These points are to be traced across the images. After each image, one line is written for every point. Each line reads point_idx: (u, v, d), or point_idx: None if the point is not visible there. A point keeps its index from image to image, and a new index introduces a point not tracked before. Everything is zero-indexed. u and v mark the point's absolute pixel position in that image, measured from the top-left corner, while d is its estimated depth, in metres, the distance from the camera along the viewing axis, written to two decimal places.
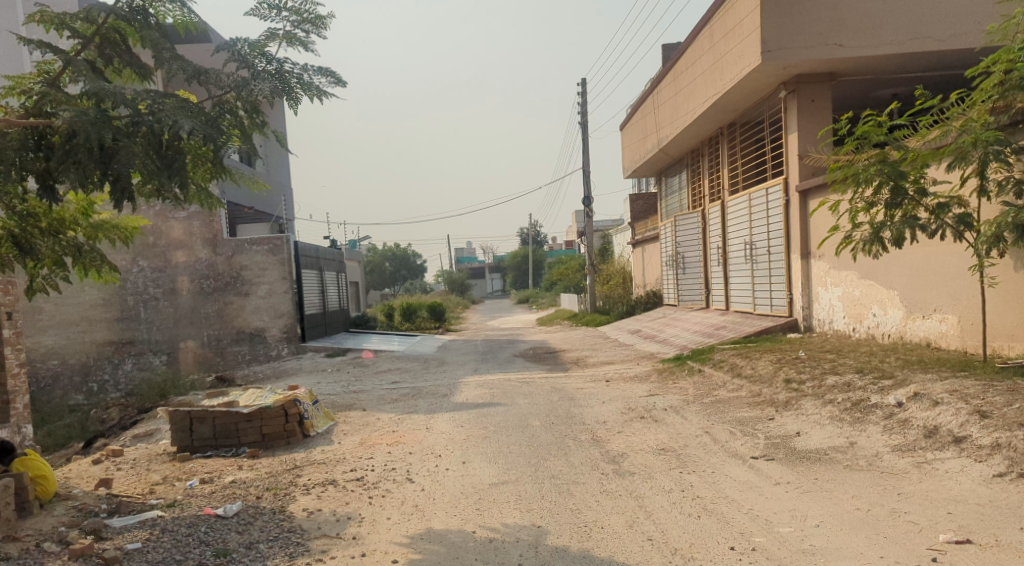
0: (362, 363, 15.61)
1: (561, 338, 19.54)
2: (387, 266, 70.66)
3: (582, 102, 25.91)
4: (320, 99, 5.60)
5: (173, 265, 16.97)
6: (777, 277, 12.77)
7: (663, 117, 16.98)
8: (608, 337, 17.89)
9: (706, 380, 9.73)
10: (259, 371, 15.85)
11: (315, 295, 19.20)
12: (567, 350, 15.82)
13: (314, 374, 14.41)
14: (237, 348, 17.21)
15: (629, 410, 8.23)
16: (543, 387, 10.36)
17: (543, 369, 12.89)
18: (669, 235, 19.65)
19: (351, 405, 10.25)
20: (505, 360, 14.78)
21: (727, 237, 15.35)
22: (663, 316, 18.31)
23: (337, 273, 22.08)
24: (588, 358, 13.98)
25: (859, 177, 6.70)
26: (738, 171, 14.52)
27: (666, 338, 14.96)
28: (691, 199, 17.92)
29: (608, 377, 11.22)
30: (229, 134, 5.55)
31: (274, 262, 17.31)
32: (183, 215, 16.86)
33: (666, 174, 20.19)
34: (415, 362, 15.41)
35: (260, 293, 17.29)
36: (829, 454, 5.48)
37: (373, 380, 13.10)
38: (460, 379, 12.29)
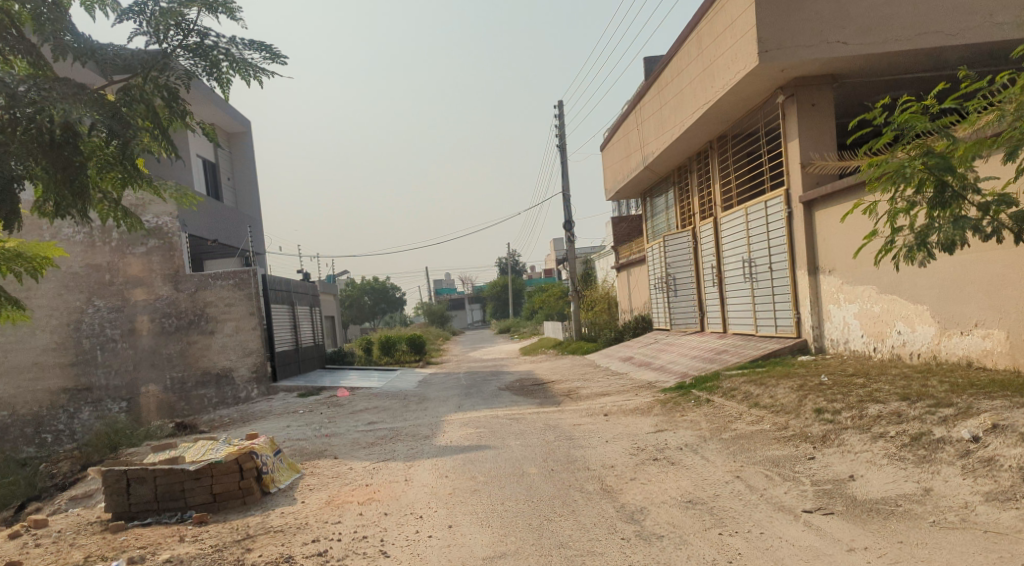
0: (337, 402, 14.40)
1: (548, 368, 18.47)
2: (364, 299, 69.06)
3: (561, 124, 25.16)
4: (242, 75, 5.76)
5: (132, 304, 15.44)
6: (781, 295, 11.84)
7: (647, 132, 16.14)
8: (599, 365, 16.84)
9: (721, 411, 8.66)
10: (224, 414, 14.53)
11: (286, 331, 17.89)
12: (558, 381, 14.69)
13: (285, 416, 13.17)
14: (203, 391, 15.61)
15: (638, 451, 7.15)
16: (536, 424, 9.25)
17: (533, 403, 11.75)
18: (657, 257, 18.77)
19: (321, 453, 9.06)
20: (492, 394, 13.62)
21: (721, 255, 14.46)
22: (656, 341, 17.32)
23: (310, 307, 20.88)
24: (583, 389, 12.86)
25: (905, 172, 5.77)
26: (731, 186, 13.67)
27: (662, 365, 13.94)
28: (679, 218, 17.10)
29: (608, 411, 10.10)
30: (137, 123, 5.50)
31: (240, 297, 15.73)
32: (142, 250, 15.40)
33: (651, 194, 19.42)
34: (395, 399, 14.22)
35: (226, 331, 15.69)
36: (902, 505, 4.55)
37: (347, 421, 11.87)
38: (443, 417, 11.13)
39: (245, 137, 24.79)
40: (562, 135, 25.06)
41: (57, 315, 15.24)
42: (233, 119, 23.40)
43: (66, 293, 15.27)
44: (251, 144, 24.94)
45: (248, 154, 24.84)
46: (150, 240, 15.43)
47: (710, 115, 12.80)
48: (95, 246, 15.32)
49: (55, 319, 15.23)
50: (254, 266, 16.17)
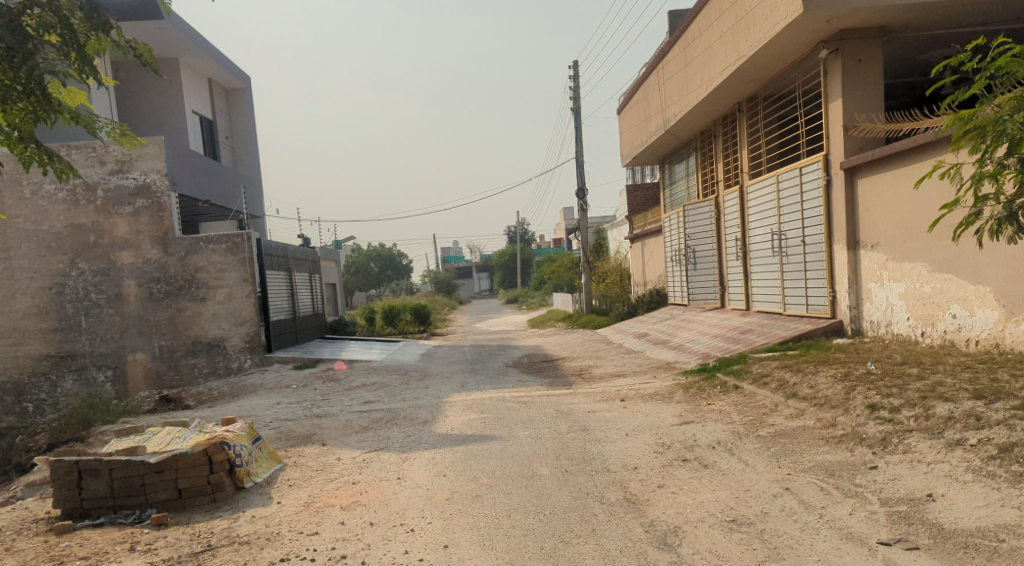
0: (333, 377, 13.57)
1: (557, 343, 17.61)
2: (371, 266, 68.22)
3: (576, 86, 23.98)
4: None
5: (118, 268, 14.65)
6: (815, 271, 10.86)
7: (670, 93, 15.01)
8: (611, 342, 15.96)
9: (754, 402, 7.74)
10: (214, 386, 13.77)
11: (283, 299, 17.05)
12: (569, 359, 13.81)
13: (275, 391, 12.35)
14: (193, 360, 14.92)
15: (664, 447, 6.27)
16: (547, 410, 8.38)
17: (542, 384, 10.87)
18: (675, 227, 17.76)
19: (309, 437, 8.24)
20: (498, 372, 12.75)
21: (747, 227, 13.44)
22: (672, 317, 16.39)
23: (310, 275, 20.02)
24: (595, 369, 11.98)
25: (1003, 127, 4.71)
26: (762, 151, 12.60)
27: (681, 343, 13.04)
28: (701, 186, 16.03)
29: (625, 396, 9.21)
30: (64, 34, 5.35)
31: (233, 263, 15.02)
32: (128, 210, 14.61)
33: (671, 160, 18.34)
34: (395, 375, 13.38)
35: (218, 298, 14.98)
36: (1006, 542, 3.64)
37: (340, 399, 11.04)
38: (444, 397, 10.29)
39: (244, 95, 23.74)
40: (576, 98, 23.90)
41: (38, 278, 14.44)
42: (231, 75, 22.32)
43: (47, 255, 14.44)
44: (251, 102, 23.90)
45: (247, 113, 23.82)
46: (138, 200, 14.60)
47: (742, 73, 11.68)
48: (78, 205, 14.48)
49: (35, 282, 14.44)
50: (247, 229, 15.39)
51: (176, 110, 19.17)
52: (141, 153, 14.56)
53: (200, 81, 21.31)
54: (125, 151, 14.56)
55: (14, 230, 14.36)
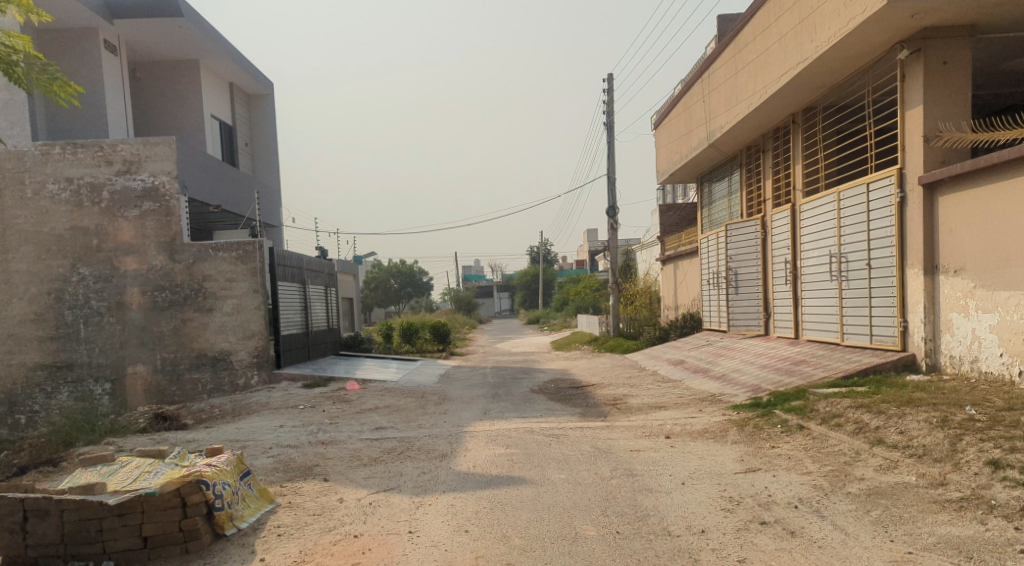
0: (344, 397, 12.57)
1: (584, 367, 16.53)
2: (391, 282, 67.54)
3: (609, 100, 23.09)
4: None
5: (122, 274, 13.93)
6: (882, 298, 9.72)
7: (717, 103, 14.02)
8: (643, 368, 14.85)
9: (829, 447, 6.60)
10: (216, 403, 12.86)
11: (296, 312, 16.19)
12: (599, 386, 12.72)
13: (281, 411, 11.38)
14: (196, 374, 14.06)
15: (727, 503, 5.20)
16: (581, 448, 7.31)
17: (573, 415, 9.80)
18: (714, 248, 16.66)
19: (310, 470, 7.24)
20: (524, 398, 11.69)
21: (798, 249, 12.34)
22: (710, 344, 15.25)
23: (326, 288, 19.16)
24: (630, 398, 10.88)
25: None
26: (819, 165, 11.54)
27: (723, 373, 11.92)
28: (745, 204, 14.96)
29: (671, 433, 8.12)
30: None
31: (243, 273, 14.21)
32: (135, 213, 13.90)
33: (711, 177, 17.30)
34: (411, 397, 12.35)
35: (226, 310, 14.18)
36: None
37: (351, 423, 10.04)
38: (464, 426, 9.24)
39: (266, 101, 23.15)
40: (609, 112, 23.00)
41: (37, 283, 13.72)
42: (255, 80, 21.74)
43: (48, 258, 13.75)
44: (273, 109, 23.30)
45: (268, 119, 23.21)
46: (145, 203, 13.89)
47: (802, 79, 10.67)
48: (82, 207, 13.80)
49: (34, 287, 13.71)
50: (260, 237, 14.61)
51: (195, 114, 18.54)
52: (151, 153, 13.85)
53: (221, 85, 20.71)
54: (134, 150, 13.85)
55: (14, 232, 13.67)
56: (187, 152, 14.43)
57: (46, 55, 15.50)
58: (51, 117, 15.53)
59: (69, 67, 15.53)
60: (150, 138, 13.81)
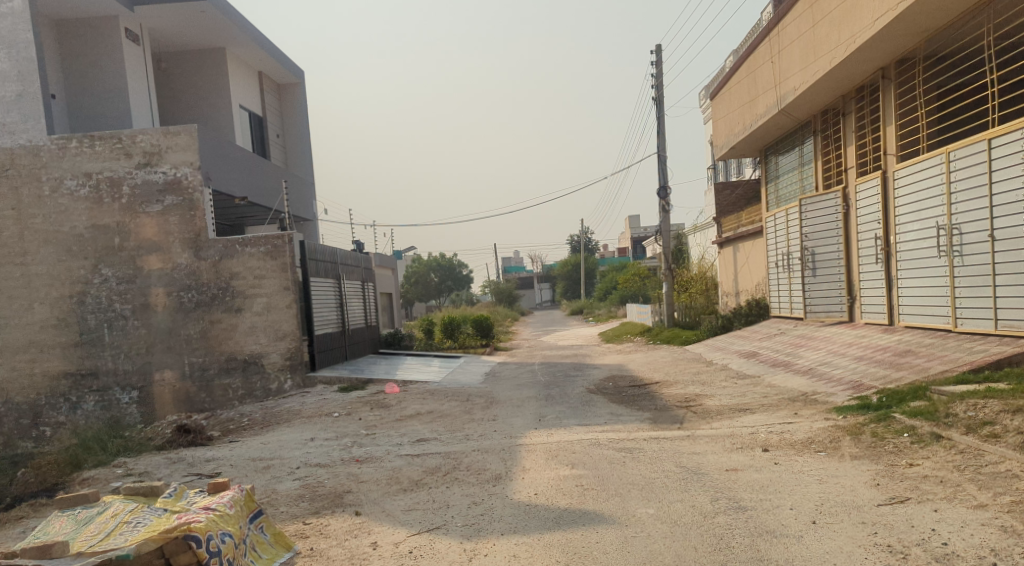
0: (382, 402, 11.46)
1: (642, 362, 15.16)
2: (432, 276, 66.67)
3: (658, 72, 21.58)
4: None
5: (145, 274, 13.07)
6: (1011, 276, 8.14)
7: (788, 62, 12.47)
8: (709, 362, 13.44)
9: (990, 467, 5.14)
10: (246, 411, 11.92)
11: (331, 310, 15.20)
12: (664, 385, 11.35)
13: (314, 419, 10.33)
14: (226, 379, 13.16)
15: (887, 556, 3.85)
16: (664, 469, 6.00)
17: (643, 421, 8.50)
18: (784, 226, 15.08)
19: (340, 499, 6.10)
20: (583, 400, 10.38)
21: (892, 222, 10.74)
22: (783, 334, 13.74)
23: (363, 283, 18.14)
24: (706, 400, 9.49)
25: None
26: (919, 123, 9.96)
27: (807, 367, 10.46)
28: (821, 176, 13.37)
29: (769, 444, 6.73)
30: None
31: (273, 269, 13.24)
32: (157, 209, 13.00)
33: (777, 149, 15.69)
34: (455, 401, 11.18)
35: (255, 309, 13.22)
36: None
37: (389, 434, 8.91)
38: (518, 437, 8.02)
39: (296, 90, 22.25)
40: (658, 86, 21.49)
41: (57, 286, 12.92)
42: (285, 67, 20.84)
43: (69, 260, 12.94)
44: (304, 98, 22.41)
45: (299, 109, 22.33)
46: (168, 196, 12.99)
47: (902, 23, 9.10)
48: (102, 203, 12.95)
49: (55, 291, 12.92)
50: (290, 230, 13.63)
51: (223, 104, 17.65)
52: (172, 143, 12.93)
53: (250, 74, 19.84)
54: (154, 141, 12.94)
55: (32, 233, 12.87)
56: (212, 141, 13.49)
57: (65, 45, 14.70)
58: (72, 112, 14.77)
59: (89, 58, 14.72)
60: (170, 127, 12.89)
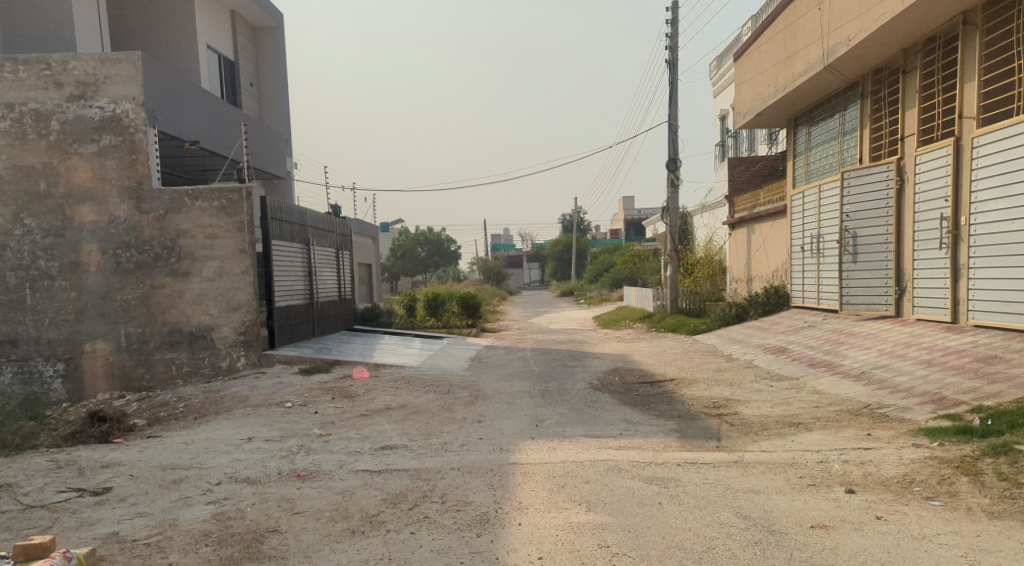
0: (346, 391, 9.64)
1: (649, 353, 13.42)
2: (419, 250, 64.57)
3: (673, 32, 19.62)
4: None
5: (75, 227, 11.07)
6: None
7: (843, 7, 10.56)
8: (729, 357, 11.70)
9: None
10: (186, 393, 10.08)
11: (297, 279, 13.30)
12: (683, 384, 9.60)
13: (261, 409, 8.50)
14: (169, 354, 11.28)
15: None
16: (719, 519, 4.24)
17: (668, 433, 6.73)
18: (820, 206, 13.28)
19: (256, 546, 4.25)
20: (589, 400, 8.61)
21: (966, 199, 8.94)
22: (815, 329, 12.02)
23: (337, 251, 16.20)
24: (741, 408, 7.74)
25: None
26: (1015, 77, 8.12)
27: (857, 369, 8.73)
28: (870, 147, 11.53)
29: (853, 481, 4.97)
30: None
31: (227, 227, 11.29)
32: (92, 149, 10.96)
33: (813, 117, 13.82)
34: (434, 393, 9.38)
35: (205, 274, 11.30)
36: None
37: (348, 437, 7.09)
38: (509, 450, 6.22)
39: (274, 34, 20.11)
40: (673, 47, 19.55)
41: None
42: (260, 5, 18.71)
43: None
44: (282, 43, 20.26)
45: (276, 55, 20.19)
46: (104, 135, 10.94)
47: None
48: (25, 140, 10.91)
49: None
50: (250, 182, 11.65)
51: (188, 40, 15.42)
52: (111, 73, 10.88)
53: (220, 11, 17.69)
54: (89, 68, 10.88)
55: None
56: (161, 72, 11.40)
57: None
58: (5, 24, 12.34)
59: None
60: (108, 53, 10.82)
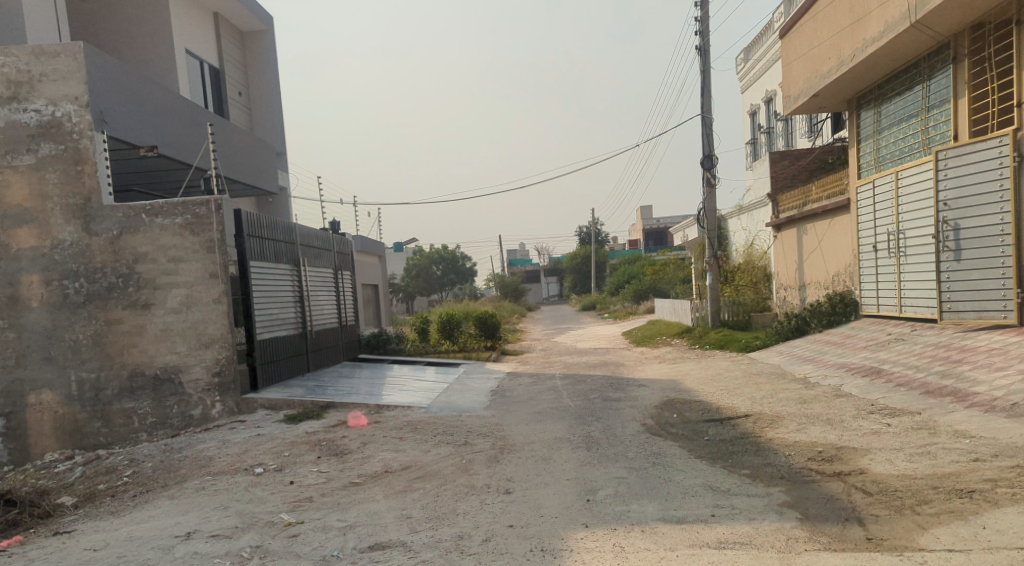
0: (337, 446, 7.66)
1: (704, 377, 11.32)
2: (434, 269, 62.76)
3: (703, 15, 17.71)
4: None
5: (12, 254, 9.24)
6: None
7: None
8: (807, 382, 9.57)
9: None
10: (142, 451, 8.16)
11: (286, 307, 11.39)
12: (765, 423, 7.51)
13: (224, 479, 6.55)
14: (130, 404, 9.37)
15: None
16: None
17: (784, 512, 4.67)
18: (900, 196, 11.21)
19: None
20: (650, 453, 6.55)
21: None
22: (909, 343, 9.89)
23: (335, 273, 14.28)
24: (864, 462, 5.66)
25: None
26: None
27: (1003, 399, 6.61)
28: (973, 120, 9.48)
29: None
30: None
31: (196, 247, 9.42)
32: (29, 161, 9.16)
33: (883, 93, 11.77)
34: (447, 448, 7.37)
35: (170, 306, 9.42)
36: None
37: (326, 526, 5.09)
38: (560, 554, 4.19)
39: (264, 38, 18.42)
40: (704, 32, 17.62)
41: None
42: (246, 5, 17.05)
43: None
44: (272, 48, 18.57)
45: (267, 60, 18.48)
46: (42, 144, 9.14)
47: None
48: None
49: None
50: (223, 193, 9.79)
51: (162, 41, 13.62)
52: (48, 69, 9.10)
53: (202, 13, 16.00)
54: (22, 64, 9.10)
55: None
56: (116, 67, 9.60)
57: None
58: None
59: None
60: (42, 45, 9.03)
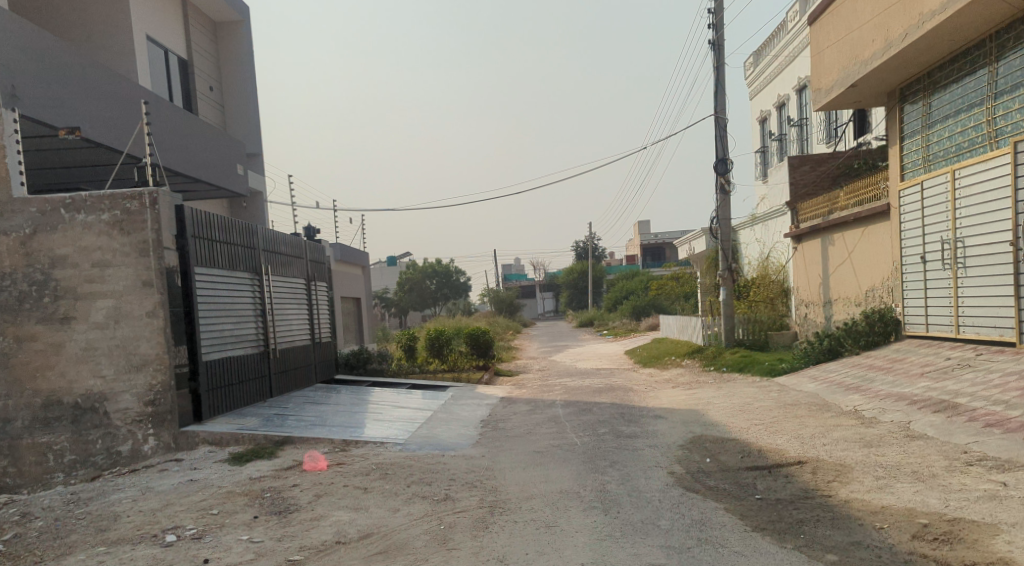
0: (283, 501, 5.98)
1: (731, 407, 9.68)
2: (428, 283, 61.11)
3: (716, 8, 16.30)
4: None
5: None
6: None
7: None
8: (862, 418, 7.93)
9: None
10: (41, 503, 6.46)
11: (243, 323, 9.74)
12: (831, 474, 5.87)
13: (118, 554, 4.87)
14: (43, 439, 7.70)
15: None
16: None
17: None
18: (959, 198, 9.69)
19: None
20: (691, 522, 4.91)
21: None
22: (981, 370, 8.28)
23: (307, 283, 12.64)
24: (1003, 548, 4.01)
25: None
26: None
27: None
28: None
29: None
30: None
31: (128, 250, 7.80)
32: None
33: (937, 81, 10.27)
34: (422, 507, 5.69)
35: (94, 319, 7.77)
36: None
37: None
38: None
39: (239, 29, 16.92)
40: (717, 26, 16.19)
41: None
42: None
43: None
44: (249, 41, 17.08)
45: (243, 53, 16.98)
46: None
47: None
48: None
49: None
50: (163, 187, 8.18)
51: (115, 20, 12.04)
52: None
53: None
54: None
55: None
56: (34, 34, 8.01)
57: None
58: None
59: None
60: None
